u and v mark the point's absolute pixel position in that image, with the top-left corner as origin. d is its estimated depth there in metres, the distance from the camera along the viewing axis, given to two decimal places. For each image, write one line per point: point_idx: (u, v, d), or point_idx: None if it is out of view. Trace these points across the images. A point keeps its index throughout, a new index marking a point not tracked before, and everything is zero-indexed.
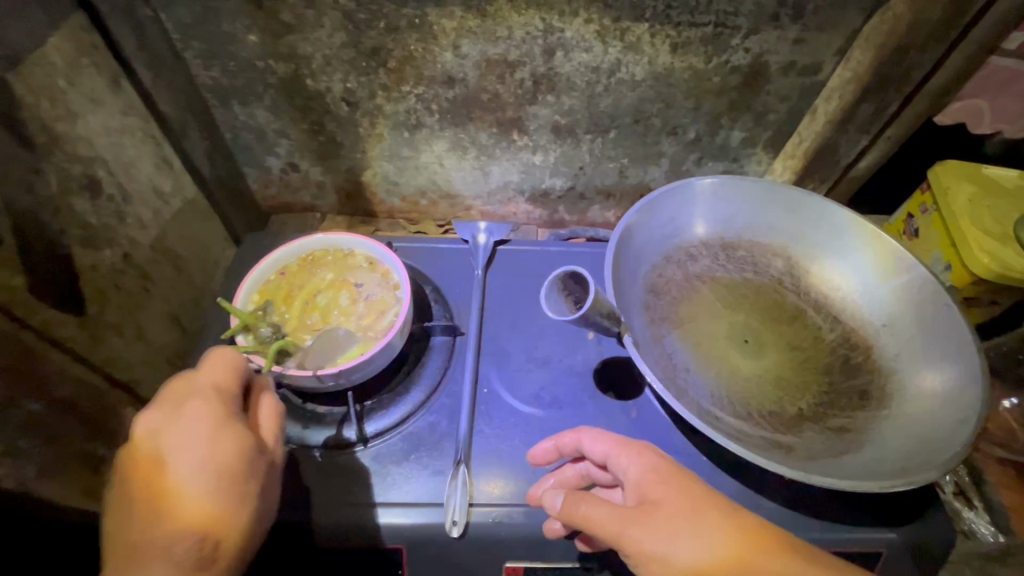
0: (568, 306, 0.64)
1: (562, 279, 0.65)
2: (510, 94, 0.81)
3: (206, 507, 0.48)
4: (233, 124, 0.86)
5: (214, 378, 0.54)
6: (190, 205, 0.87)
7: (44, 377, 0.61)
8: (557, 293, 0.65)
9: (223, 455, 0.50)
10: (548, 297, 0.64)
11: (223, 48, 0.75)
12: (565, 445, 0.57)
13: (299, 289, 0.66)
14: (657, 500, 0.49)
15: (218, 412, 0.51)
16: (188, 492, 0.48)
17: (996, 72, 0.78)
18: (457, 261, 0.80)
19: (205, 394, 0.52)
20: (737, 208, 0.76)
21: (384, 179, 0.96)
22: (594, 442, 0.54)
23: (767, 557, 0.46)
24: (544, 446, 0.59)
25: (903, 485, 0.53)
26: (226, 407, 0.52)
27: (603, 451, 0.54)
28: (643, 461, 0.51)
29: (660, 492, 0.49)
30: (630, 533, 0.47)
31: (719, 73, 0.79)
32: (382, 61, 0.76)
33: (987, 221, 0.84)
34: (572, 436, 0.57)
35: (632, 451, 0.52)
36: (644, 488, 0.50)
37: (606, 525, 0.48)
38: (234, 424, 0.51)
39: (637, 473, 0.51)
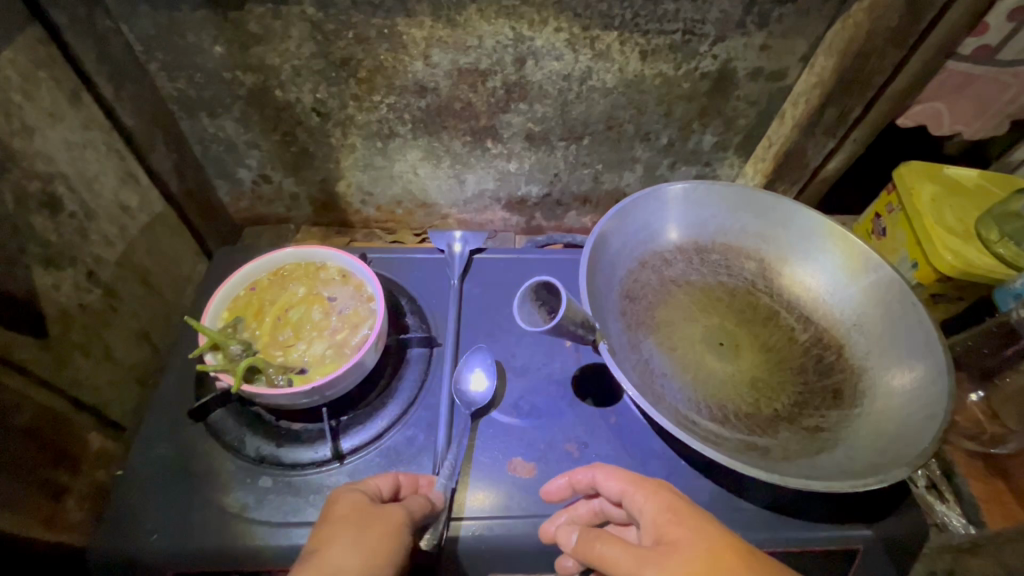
0: (542, 316, 0.64)
1: (534, 289, 0.65)
2: (482, 103, 0.81)
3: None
4: (202, 136, 0.84)
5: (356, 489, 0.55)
6: (158, 219, 0.85)
7: (3, 404, 0.59)
8: (529, 304, 0.64)
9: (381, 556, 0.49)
10: (520, 307, 0.63)
11: (189, 60, 0.74)
12: (579, 481, 0.57)
13: (270, 303, 0.65)
14: (675, 542, 0.48)
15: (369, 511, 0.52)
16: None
17: (952, 76, 0.80)
18: (434, 270, 0.79)
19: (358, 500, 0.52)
20: (709, 212, 0.77)
21: (358, 189, 0.96)
22: (608, 479, 0.54)
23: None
24: (559, 483, 0.58)
25: (873, 483, 0.54)
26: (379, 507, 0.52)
27: (618, 489, 0.54)
28: (658, 501, 0.51)
29: (676, 532, 0.48)
30: (647, 573, 0.46)
31: (689, 79, 0.80)
32: (352, 71, 0.76)
33: (950, 220, 0.86)
34: (587, 473, 0.57)
35: (649, 490, 0.52)
36: (660, 527, 0.50)
37: (622, 565, 0.48)
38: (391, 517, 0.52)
39: (654, 512, 0.51)
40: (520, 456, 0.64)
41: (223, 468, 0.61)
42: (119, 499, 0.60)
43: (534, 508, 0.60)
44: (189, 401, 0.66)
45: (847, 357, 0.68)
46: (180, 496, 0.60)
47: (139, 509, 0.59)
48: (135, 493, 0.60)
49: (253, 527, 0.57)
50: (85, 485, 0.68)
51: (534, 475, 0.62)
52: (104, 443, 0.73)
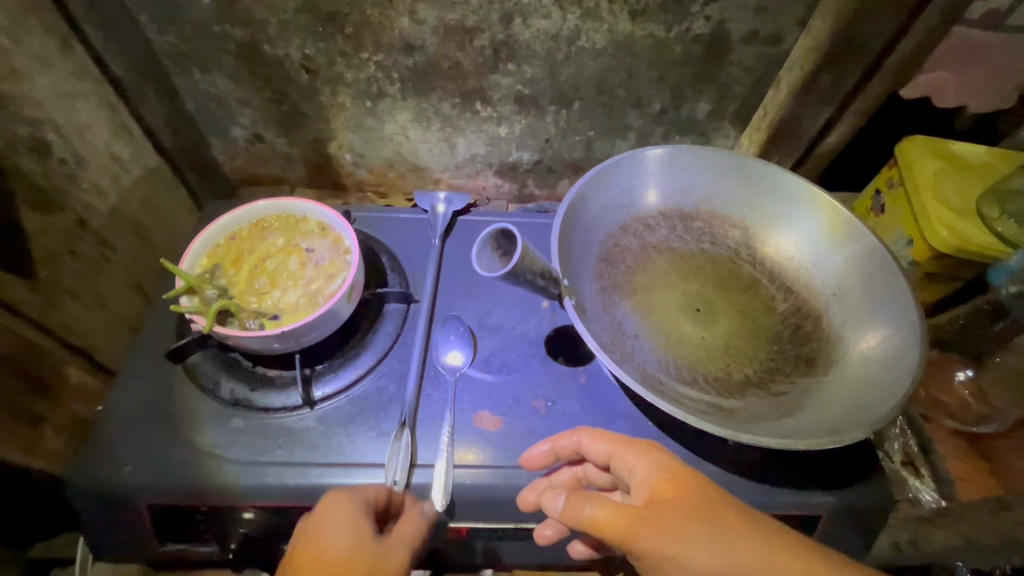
0: (499, 261, 0.64)
1: (495, 236, 0.65)
2: (470, 63, 0.80)
3: None
4: (195, 92, 0.85)
5: (345, 519, 0.50)
6: (151, 173, 0.86)
7: None
8: (488, 251, 0.64)
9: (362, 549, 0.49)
10: (479, 253, 0.63)
11: (179, 13, 0.74)
12: (562, 447, 0.57)
13: (249, 252, 0.66)
14: (674, 499, 0.47)
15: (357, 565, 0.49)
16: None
17: (958, 43, 0.77)
18: (417, 230, 0.80)
19: (347, 548, 0.49)
20: (694, 178, 0.76)
21: (350, 151, 0.96)
22: (596, 442, 0.55)
23: (786, 562, 0.44)
24: (541, 450, 0.58)
25: (832, 445, 0.54)
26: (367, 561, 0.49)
27: (606, 451, 0.54)
28: (652, 461, 0.51)
29: (672, 491, 0.48)
30: (641, 533, 0.45)
31: (681, 42, 0.78)
32: (339, 26, 0.75)
33: (950, 196, 0.83)
34: (571, 437, 0.57)
35: (641, 451, 0.52)
36: (653, 487, 0.49)
37: (614, 526, 0.46)
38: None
39: (646, 472, 0.50)
40: (487, 409, 0.64)
41: (199, 409, 0.63)
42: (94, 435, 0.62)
43: (497, 459, 0.61)
44: (170, 344, 0.68)
45: (825, 327, 0.67)
46: (155, 433, 0.62)
47: (115, 443, 0.61)
48: (113, 428, 0.62)
49: (223, 465, 0.59)
50: (61, 418, 0.71)
51: (500, 428, 0.63)
52: (85, 380, 0.76)
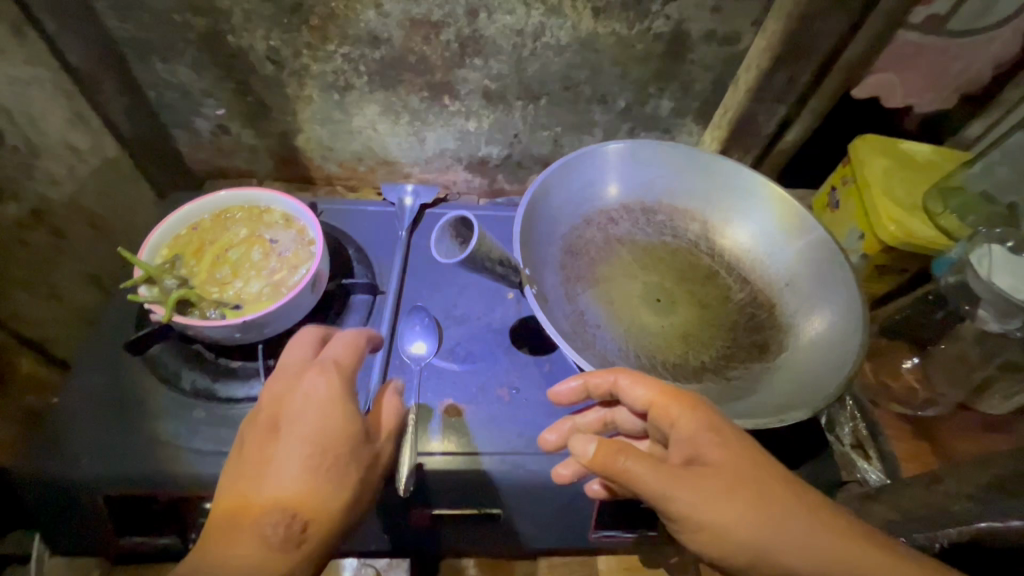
0: (457, 247, 0.65)
1: (454, 224, 0.65)
2: (437, 57, 0.81)
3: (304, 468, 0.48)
4: (156, 82, 0.84)
5: (319, 386, 0.52)
6: (111, 164, 0.85)
7: None
8: (447, 238, 0.65)
9: (332, 427, 0.50)
10: (437, 242, 0.64)
11: (138, 0, 0.73)
12: (595, 387, 0.55)
13: (211, 243, 0.65)
14: (716, 464, 0.47)
15: (327, 434, 0.50)
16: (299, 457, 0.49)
17: (903, 46, 0.80)
18: (385, 222, 0.81)
19: (314, 423, 0.50)
20: (656, 173, 0.78)
21: (318, 144, 0.96)
22: (636, 388, 0.52)
23: (816, 531, 0.45)
24: (571, 386, 0.56)
25: (779, 425, 0.56)
26: (340, 417, 0.51)
27: (647, 398, 0.51)
28: (699, 417, 0.49)
29: (716, 455, 0.47)
30: (677, 496, 0.46)
31: (643, 40, 0.80)
32: (303, 18, 0.75)
33: (898, 192, 0.87)
34: (607, 376, 0.54)
35: (686, 403, 0.50)
36: (698, 446, 0.48)
37: (648, 484, 0.46)
38: (350, 436, 0.51)
39: (692, 429, 0.49)
40: (452, 398, 0.65)
41: (157, 400, 0.62)
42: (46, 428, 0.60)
43: (462, 446, 0.62)
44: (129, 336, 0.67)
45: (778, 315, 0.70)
46: (111, 424, 0.61)
47: (70, 434, 0.60)
48: (67, 419, 0.61)
49: (184, 455, 0.59)
50: (14, 410, 0.70)
51: (464, 416, 0.64)
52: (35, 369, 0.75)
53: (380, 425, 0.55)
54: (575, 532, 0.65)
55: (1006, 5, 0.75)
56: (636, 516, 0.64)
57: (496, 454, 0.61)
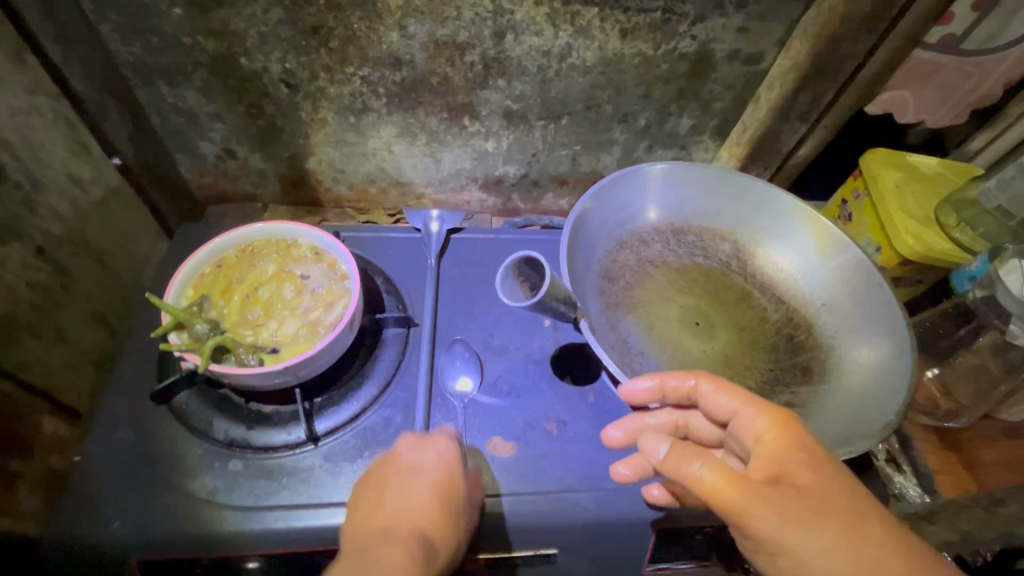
0: (524, 291, 0.64)
1: (517, 265, 0.65)
2: (459, 78, 0.79)
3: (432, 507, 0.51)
4: (160, 106, 0.79)
5: (433, 465, 0.53)
6: (113, 193, 0.80)
7: None
8: (512, 281, 0.65)
9: (451, 478, 0.53)
10: (503, 283, 0.65)
11: (146, 23, 0.69)
12: (672, 387, 0.57)
13: (239, 281, 0.62)
14: (801, 483, 0.47)
15: (438, 521, 0.50)
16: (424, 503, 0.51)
17: (918, 64, 0.82)
18: (412, 251, 0.78)
19: (431, 506, 0.51)
20: (686, 194, 0.78)
21: (330, 166, 0.92)
22: (719, 395, 0.54)
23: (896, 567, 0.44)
24: (646, 386, 0.58)
25: (841, 455, 0.56)
26: (450, 502, 0.52)
27: (731, 406, 0.53)
28: (790, 436, 0.49)
29: (805, 478, 0.47)
30: (755, 511, 0.45)
31: (668, 60, 0.80)
32: (323, 40, 0.72)
33: (912, 206, 0.89)
34: (687, 381, 0.56)
35: (774, 419, 0.51)
36: (785, 465, 0.48)
37: (724, 495, 0.46)
38: (457, 522, 0.52)
39: (776, 446, 0.49)
40: (499, 435, 0.63)
41: (187, 453, 0.59)
42: (69, 492, 0.56)
43: (515, 487, 0.59)
44: (151, 383, 0.63)
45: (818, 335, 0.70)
46: (139, 482, 0.57)
47: (95, 496, 0.56)
48: (90, 479, 0.57)
49: (222, 512, 0.55)
50: (36, 471, 0.66)
51: (514, 454, 0.62)
52: (58, 428, 0.71)
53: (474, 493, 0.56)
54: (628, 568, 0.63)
55: (1019, 26, 0.77)
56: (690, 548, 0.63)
57: (550, 493, 0.59)
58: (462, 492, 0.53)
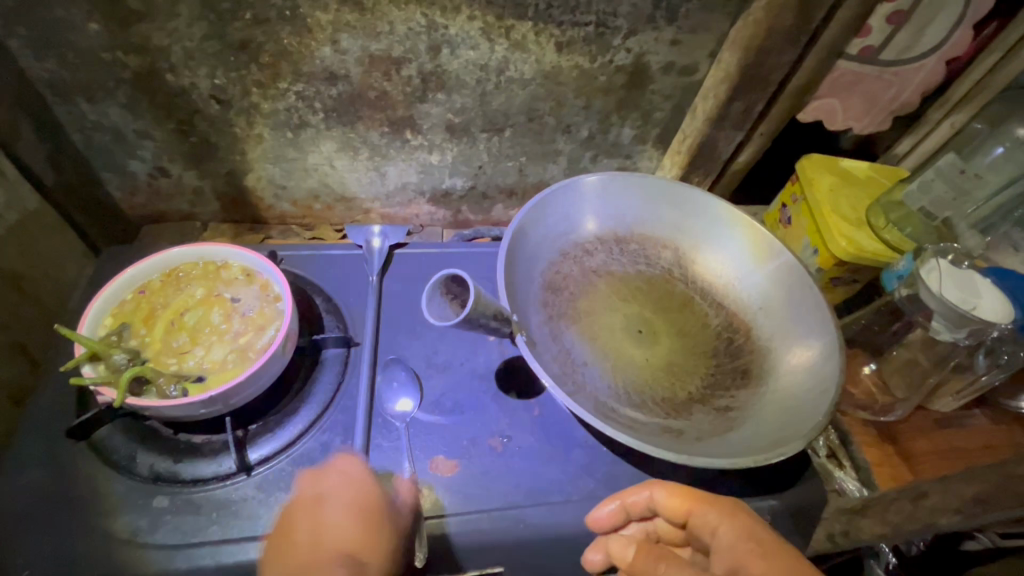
0: (452, 308, 0.61)
1: (444, 283, 0.62)
2: (398, 92, 0.78)
3: (349, 522, 0.49)
4: (82, 124, 0.76)
5: (344, 489, 0.52)
6: (32, 216, 0.76)
7: None
8: (440, 298, 0.62)
9: (362, 489, 0.51)
10: (429, 303, 0.61)
11: (59, 38, 0.66)
12: (632, 504, 0.56)
13: (164, 307, 0.59)
14: (756, 574, 0.47)
15: (359, 532, 0.48)
16: (337, 521, 0.49)
17: (843, 75, 0.85)
18: (350, 269, 0.76)
19: (351, 529, 0.49)
20: (627, 203, 0.79)
21: (270, 182, 0.90)
22: (670, 498, 0.55)
23: None
24: (609, 509, 0.56)
25: (775, 457, 0.57)
26: (370, 512, 0.50)
27: (682, 507, 0.54)
28: (737, 526, 0.51)
29: (759, 566, 0.48)
30: None
31: (605, 72, 0.81)
32: (253, 55, 0.70)
33: (845, 208, 0.92)
34: (642, 493, 0.56)
35: (724, 511, 0.53)
36: (741, 558, 0.49)
37: None
38: (384, 530, 0.50)
39: (731, 540, 0.50)
40: (442, 454, 0.62)
41: (108, 490, 0.55)
42: None
43: (458, 507, 0.58)
44: (69, 418, 0.60)
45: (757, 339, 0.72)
46: (53, 525, 0.53)
47: (7, 540, 0.52)
48: (1, 525, 0.53)
49: (145, 552, 0.52)
50: None
51: (456, 473, 0.61)
52: None
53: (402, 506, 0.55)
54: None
55: (931, 37, 0.81)
56: None
57: (493, 511, 0.58)
58: (381, 500, 0.52)
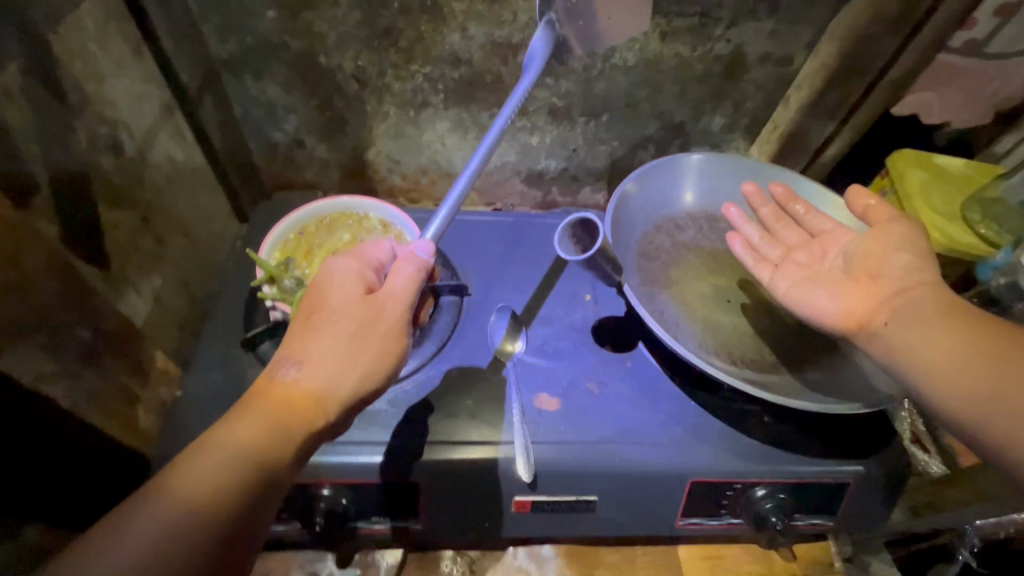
0: (576, 250, 0.69)
1: (574, 228, 0.70)
2: (511, 76, 0.87)
3: (345, 324, 0.55)
4: (245, 98, 0.89)
5: (342, 286, 0.57)
6: (198, 175, 0.89)
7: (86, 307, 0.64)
8: (568, 240, 0.70)
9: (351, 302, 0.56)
10: (560, 242, 0.69)
11: (243, 24, 0.79)
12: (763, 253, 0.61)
13: (318, 246, 0.70)
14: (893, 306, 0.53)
15: (348, 340, 0.54)
16: (332, 321, 0.55)
17: (943, 67, 0.87)
18: (593, 34, 0.79)
19: (342, 341, 0.54)
20: (718, 184, 0.84)
21: (387, 157, 1.01)
22: None
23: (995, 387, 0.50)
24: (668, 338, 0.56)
25: (859, 408, 0.62)
26: (360, 319, 0.55)
27: None
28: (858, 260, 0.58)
29: None
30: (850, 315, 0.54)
31: (703, 61, 0.87)
32: (393, 40, 0.81)
33: (938, 202, 0.93)
34: None
35: None
36: None
37: None
38: (374, 342, 0.55)
39: None
40: (545, 391, 0.69)
41: None
42: None
43: (562, 436, 0.65)
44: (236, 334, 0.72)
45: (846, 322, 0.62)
46: None
47: None
48: None
49: None
50: None
51: (558, 408, 0.68)
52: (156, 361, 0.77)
53: (395, 292, 0.57)
54: (662, 518, 0.68)
55: None
56: (717, 504, 0.68)
57: (591, 443, 0.65)
58: (372, 309, 0.56)
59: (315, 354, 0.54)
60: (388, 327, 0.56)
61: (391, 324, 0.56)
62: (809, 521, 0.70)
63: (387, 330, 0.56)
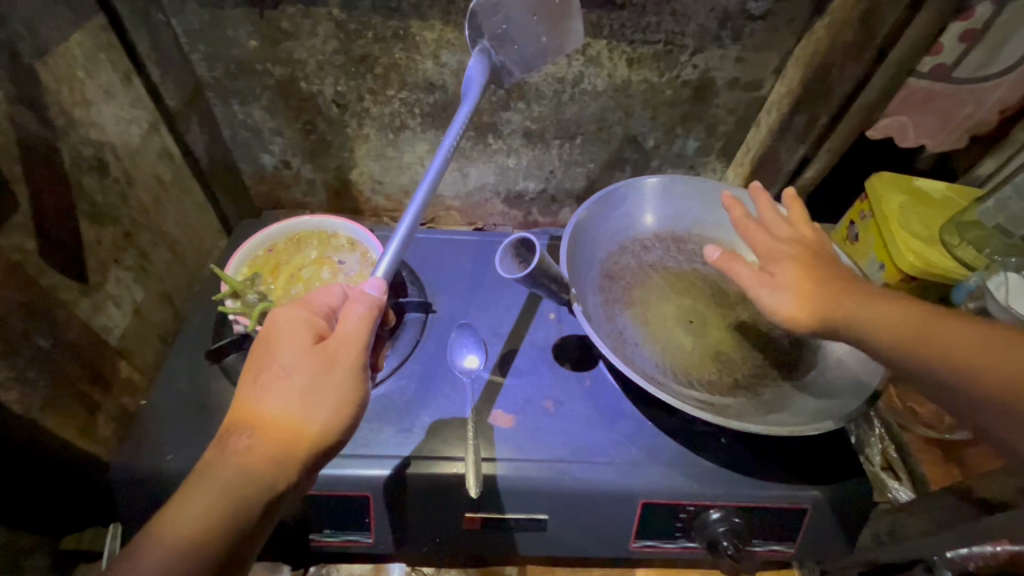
0: (518, 267, 0.71)
1: (515, 246, 0.72)
2: (484, 101, 0.90)
3: (297, 376, 0.53)
4: (233, 122, 0.93)
5: (289, 338, 0.55)
6: (186, 194, 0.94)
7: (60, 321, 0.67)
8: (510, 258, 0.72)
9: (302, 352, 0.54)
10: (502, 260, 0.71)
11: (227, 52, 0.84)
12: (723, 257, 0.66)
13: (286, 263, 0.73)
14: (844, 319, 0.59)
15: (302, 390, 0.53)
16: (285, 375, 0.53)
17: (913, 92, 0.87)
18: (530, 57, 0.76)
19: (296, 392, 0.52)
20: (684, 205, 0.85)
21: (369, 177, 1.04)
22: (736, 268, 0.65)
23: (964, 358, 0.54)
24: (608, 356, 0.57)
25: (809, 430, 0.61)
26: (314, 366, 0.54)
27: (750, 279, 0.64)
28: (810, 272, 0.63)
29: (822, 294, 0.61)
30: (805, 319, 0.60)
31: (672, 86, 0.89)
32: (369, 67, 0.85)
33: (916, 225, 0.92)
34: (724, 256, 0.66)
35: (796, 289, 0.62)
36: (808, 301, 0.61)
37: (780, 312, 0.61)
38: (331, 387, 0.53)
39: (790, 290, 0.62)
40: (501, 408, 0.70)
41: None
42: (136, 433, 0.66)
43: (514, 454, 0.66)
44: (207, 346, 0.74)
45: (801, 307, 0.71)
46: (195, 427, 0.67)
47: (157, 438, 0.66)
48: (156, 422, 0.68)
49: None
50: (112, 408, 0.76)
51: (512, 425, 0.68)
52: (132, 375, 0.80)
53: (346, 334, 0.55)
54: (615, 539, 0.68)
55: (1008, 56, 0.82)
56: (671, 526, 0.67)
57: (542, 461, 0.65)
58: (324, 355, 0.54)
59: (268, 412, 0.52)
60: (344, 374, 0.54)
61: (346, 367, 0.54)
62: (766, 546, 0.69)
63: (343, 374, 0.54)
